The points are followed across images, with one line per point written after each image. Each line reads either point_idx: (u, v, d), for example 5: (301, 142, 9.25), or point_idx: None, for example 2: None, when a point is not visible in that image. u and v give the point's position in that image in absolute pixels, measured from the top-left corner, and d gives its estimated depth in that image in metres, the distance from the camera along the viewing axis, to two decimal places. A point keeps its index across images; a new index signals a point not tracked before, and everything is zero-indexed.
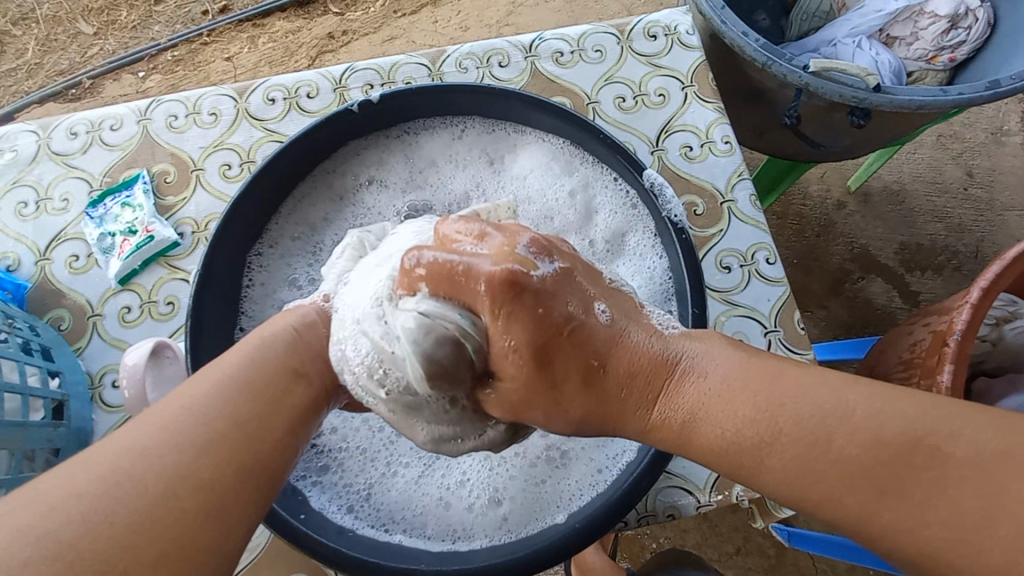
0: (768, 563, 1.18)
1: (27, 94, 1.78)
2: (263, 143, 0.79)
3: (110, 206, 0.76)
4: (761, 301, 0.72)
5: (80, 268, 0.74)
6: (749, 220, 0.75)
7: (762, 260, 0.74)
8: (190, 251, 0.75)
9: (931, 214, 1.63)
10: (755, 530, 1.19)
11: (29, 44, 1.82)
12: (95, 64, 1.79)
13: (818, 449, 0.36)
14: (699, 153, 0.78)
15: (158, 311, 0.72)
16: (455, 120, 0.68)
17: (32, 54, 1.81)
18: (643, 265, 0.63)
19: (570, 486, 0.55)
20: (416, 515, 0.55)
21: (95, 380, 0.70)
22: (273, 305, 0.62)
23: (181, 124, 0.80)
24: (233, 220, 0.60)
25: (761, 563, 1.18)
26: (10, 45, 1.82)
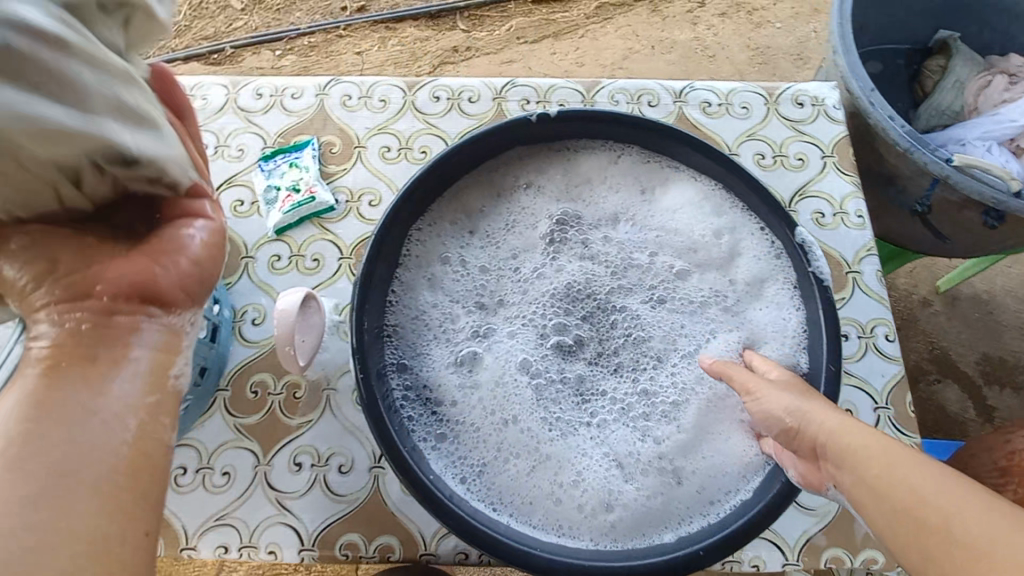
0: None
1: (174, 51, 1.94)
2: (422, 134, 0.86)
3: (279, 163, 0.84)
4: (875, 374, 0.73)
5: (243, 213, 0.82)
6: (874, 295, 0.77)
7: (881, 336, 0.74)
8: (342, 217, 0.81)
9: (1019, 331, 1.58)
10: None
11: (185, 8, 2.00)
12: (239, 35, 1.95)
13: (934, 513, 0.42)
14: (832, 221, 0.80)
15: (304, 265, 0.79)
16: (615, 146, 0.72)
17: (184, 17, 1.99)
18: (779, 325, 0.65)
19: (681, 508, 0.57)
20: (525, 501, 0.57)
21: (238, 314, 0.76)
22: (423, 276, 0.67)
23: (353, 104, 0.88)
24: (413, 196, 0.65)
25: None
26: None
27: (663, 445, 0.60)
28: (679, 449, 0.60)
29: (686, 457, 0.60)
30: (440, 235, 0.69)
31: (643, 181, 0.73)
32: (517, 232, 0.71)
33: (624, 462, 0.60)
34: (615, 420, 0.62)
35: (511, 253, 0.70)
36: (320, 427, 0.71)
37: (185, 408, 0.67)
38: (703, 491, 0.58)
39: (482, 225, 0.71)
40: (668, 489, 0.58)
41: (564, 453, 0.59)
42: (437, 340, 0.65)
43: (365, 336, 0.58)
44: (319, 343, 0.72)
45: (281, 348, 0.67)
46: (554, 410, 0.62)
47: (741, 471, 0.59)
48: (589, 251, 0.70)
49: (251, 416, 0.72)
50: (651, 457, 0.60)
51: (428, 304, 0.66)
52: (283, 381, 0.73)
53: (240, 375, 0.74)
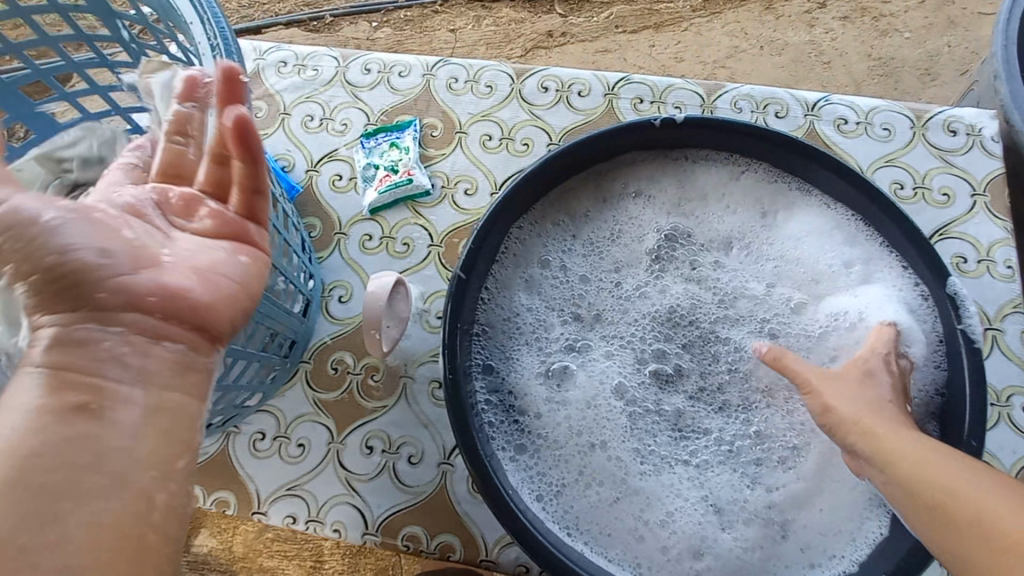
0: None
1: (276, 15, 1.97)
2: (526, 126, 0.83)
3: (381, 141, 0.83)
4: (1007, 450, 0.64)
5: (341, 188, 0.82)
6: (1016, 359, 0.67)
7: (1020, 406, 0.65)
8: (437, 203, 0.80)
9: None
10: None
11: None
12: (340, 4, 1.97)
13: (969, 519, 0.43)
14: (975, 269, 0.71)
15: (394, 248, 0.78)
16: (741, 160, 0.66)
17: None
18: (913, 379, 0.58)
19: (778, 568, 0.53)
20: (606, 532, 0.54)
21: (326, 289, 0.77)
22: (519, 278, 0.64)
23: (459, 87, 0.86)
24: (519, 198, 0.61)
25: None
26: None
27: (774, 496, 0.56)
28: (790, 503, 0.56)
29: (791, 513, 0.55)
30: (541, 237, 0.65)
31: (766, 201, 0.66)
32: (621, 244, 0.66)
33: (723, 508, 0.56)
34: (713, 461, 0.58)
35: (612, 266, 0.66)
36: (393, 414, 0.71)
37: (272, 378, 0.68)
38: (807, 552, 0.53)
39: (585, 231, 0.67)
40: (761, 543, 0.54)
41: (655, 489, 0.56)
42: (526, 347, 0.62)
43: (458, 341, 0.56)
44: (402, 331, 0.71)
45: (367, 331, 0.67)
46: (649, 440, 0.59)
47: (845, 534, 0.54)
48: (697, 274, 0.66)
49: (331, 393, 0.72)
50: (753, 507, 0.56)
51: (521, 309, 0.63)
52: (363, 363, 0.73)
53: (323, 350, 0.74)
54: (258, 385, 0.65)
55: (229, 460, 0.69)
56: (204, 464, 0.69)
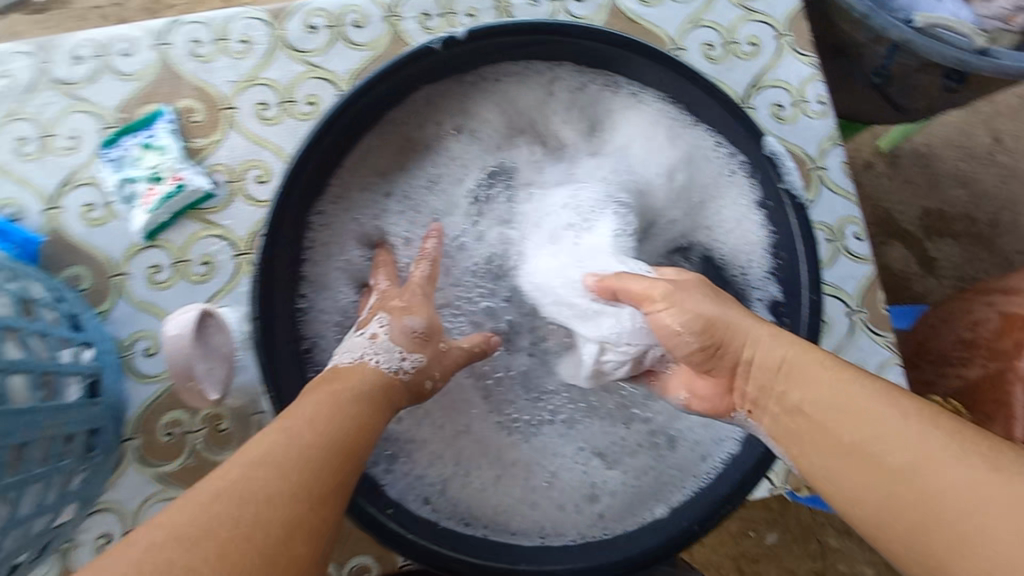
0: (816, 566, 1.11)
1: None
2: (304, 80, 0.69)
3: (129, 147, 0.66)
4: (847, 279, 0.68)
5: (98, 219, 0.66)
6: (840, 192, 0.70)
7: (850, 236, 0.69)
8: (227, 204, 0.66)
9: (956, 180, 1.56)
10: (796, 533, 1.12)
11: None
12: None
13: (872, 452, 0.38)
14: (792, 113, 0.71)
15: (192, 272, 0.66)
16: (544, 65, 0.60)
17: None
18: (744, 246, 0.60)
19: (671, 475, 0.57)
20: (501, 513, 0.55)
21: (124, 347, 0.64)
22: (336, 271, 0.60)
23: (207, 52, 0.69)
24: (301, 183, 0.53)
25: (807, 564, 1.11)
26: None
27: (652, 419, 0.60)
28: (669, 416, 0.59)
29: (659, 435, 0.59)
30: (347, 220, 0.60)
31: (570, 114, 0.64)
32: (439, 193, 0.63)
33: (605, 451, 0.59)
34: (584, 414, 0.60)
35: (426, 238, 0.63)
36: None
37: (83, 480, 0.56)
38: (698, 449, 0.57)
39: (392, 202, 0.62)
40: (646, 466, 0.58)
41: (536, 455, 0.58)
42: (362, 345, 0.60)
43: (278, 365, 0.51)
44: (231, 368, 0.63)
45: (181, 385, 0.59)
46: (516, 407, 0.60)
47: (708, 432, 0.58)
48: (514, 211, 0.64)
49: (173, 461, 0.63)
50: (633, 440, 0.59)
51: (347, 305, 0.60)
52: (202, 415, 0.65)
53: (146, 418, 0.64)
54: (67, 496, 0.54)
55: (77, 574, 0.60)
56: None
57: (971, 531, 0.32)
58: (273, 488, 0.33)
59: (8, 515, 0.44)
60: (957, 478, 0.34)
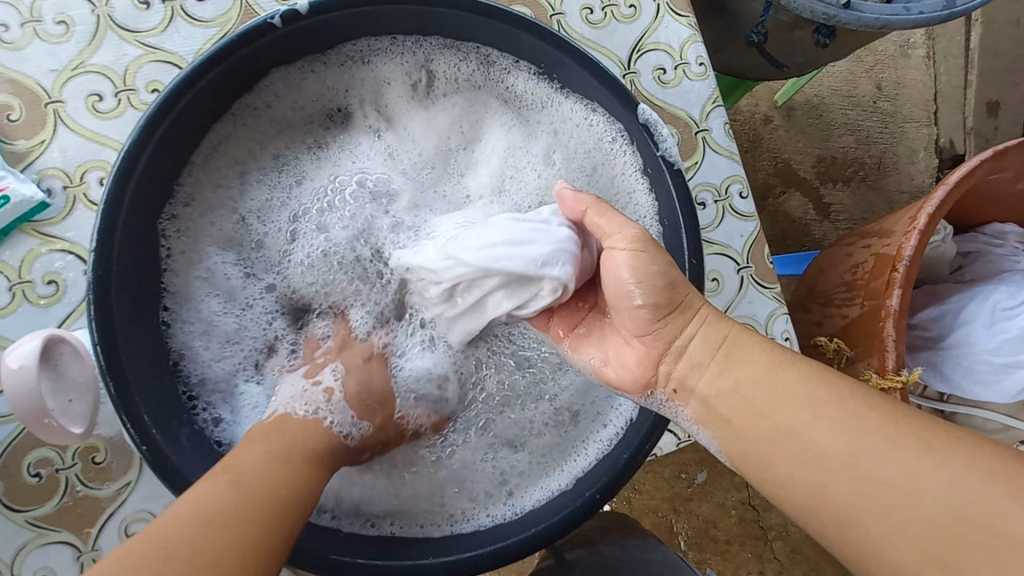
0: (742, 496, 1.19)
1: None
2: (144, 65, 0.61)
3: None
4: (735, 237, 0.71)
5: None
6: (724, 152, 0.71)
7: (736, 194, 0.71)
8: (66, 213, 0.58)
9: (844, 127, 1.66)
10: (722, 473, 1.19)
11: None
12: None
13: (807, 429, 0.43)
14: (673, 77, 0.71)
15: (35, 293, 0.57)
16: (410, 40, 0.58)
17: None
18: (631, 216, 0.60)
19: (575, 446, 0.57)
20: (416, 510, 0.55)
21: None
22: (197, 276, 0.57)
23: (16, 37, 0.59)
24: (143, 178, 0.48)
25: (734, 497, 1.19)
26: None
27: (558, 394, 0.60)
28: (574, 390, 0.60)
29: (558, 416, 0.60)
30: (205, 221, 0.57)
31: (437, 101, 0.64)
32: (296, 191, 0.62)
33: (517, 433, 0.59)
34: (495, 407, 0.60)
35: (280, 248, 0.61)
36: (144, 486, 0.57)
37: None
38: (597, 418, 0.58)
39: (255, 201, 0.61)
40: (554, 443, 0.58)
41: (449, 450, 0.59)
42: (236, 352, 0.58)
43: (130, 390, 0.45)
44: (96, 400, 0.54)
45: (35, 425, 0.50)
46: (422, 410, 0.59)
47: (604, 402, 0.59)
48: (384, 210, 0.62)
49: (47, 503, 0.56)
50: (541, 421, 0.59)
51: (214, 311, 0.57)
52: (73, 451, 0.56)
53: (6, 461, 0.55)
54: None
55: None
56: None
57: (863, 468, 0.41)
58: (245, 513, 0.40)
59: None
60: (829, 432, 0.42)
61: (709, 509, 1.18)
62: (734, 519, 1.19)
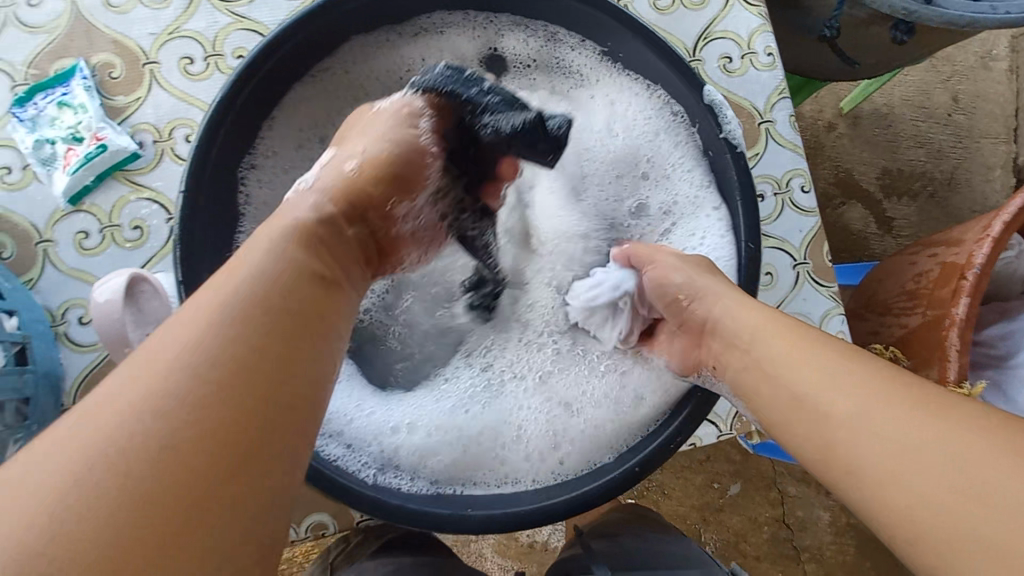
0: (777, 512, 1.15)
1: None
2: (231, 32, 0.65)
3: (43, 105, 0.62)
4: (793, 232, 0.69)
5: (15, 184, 0.62)
6: (787, 145, 0.70)
7: (797, 187, 0.69)
8: (154, 165, 0.63)
9: (914, 139, 1.58)
10: (756, 487, 1.16)
11: None
12: None
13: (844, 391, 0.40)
14: (740, 66, 0.70)
15: (122, 236, 0.62)
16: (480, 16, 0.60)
17: None
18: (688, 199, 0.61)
19: (628, 419, 0.57)
20: (467, 472, 0.55)
21: (57, 317, 0.61)
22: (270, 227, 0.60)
23: (123, 2, 0.64)
24: (228, 125, 0.51)
25: (768, 513, 1.15)
26: None
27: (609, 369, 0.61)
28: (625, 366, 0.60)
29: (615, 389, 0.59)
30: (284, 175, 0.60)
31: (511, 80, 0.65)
32: None
33: (570, 404, 0.59)
34: (545, 376, 0.61)
35: None
36: None
37: None
38: (651, 393, 0.58)
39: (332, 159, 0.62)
40: (604, 418, 0.58)
41: (500, 414, 0.59)
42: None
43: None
44: None
45: (117, 353, 0.54)
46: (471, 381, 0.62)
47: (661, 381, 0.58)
48: None
49: None
50: (592, 395, 0.59)
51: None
52: None
53: (87, 387, 0.61)
54: None
55: None
56: None
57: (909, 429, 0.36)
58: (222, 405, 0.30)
59: None
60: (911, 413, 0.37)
61: (740, 522, 1.14)
62: (766, 535, 1.15)
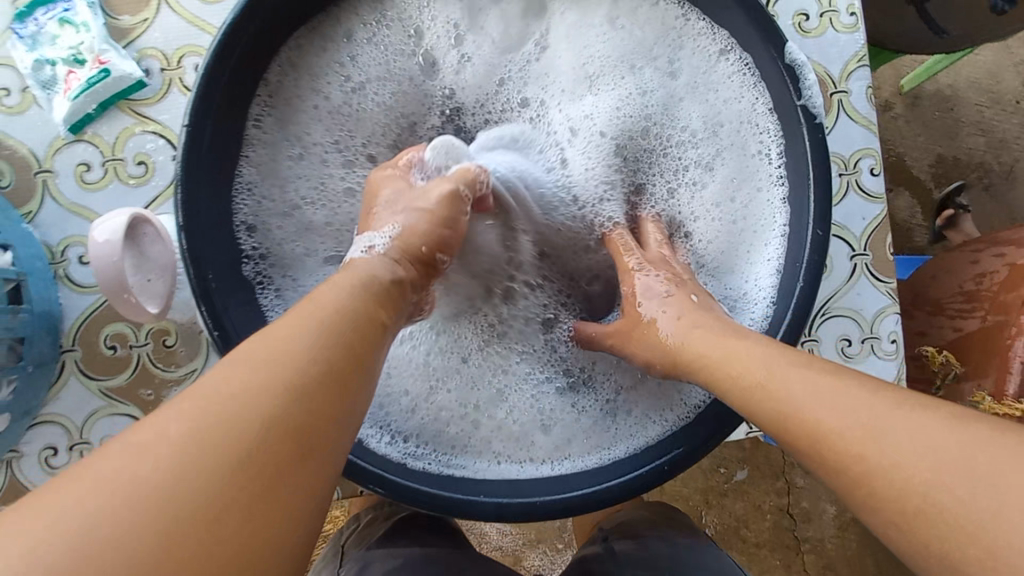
0: (784, 501, 1.08)
1: None
2: None
3: (43, 22, 0.57)
4: (854, 218, 0.62)
5: (14, 107, 0.57)
6: (861, 120, 0.62)
7: (866, 169, 0.62)
8: (162, 95, 0.58)
9: (976, 126, 1.46)
10: (767, 471, 1.08)
11: None
12: None
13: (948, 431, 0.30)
14: (817, 25, 0.61)
15: (126, 173, 0.57)
16: None
17: None
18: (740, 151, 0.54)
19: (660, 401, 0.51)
20: (479, 443, 0.51)
21: (55, 254, 0.57)
22: (285, 161, 0.54)
23: None
24: (248, 46, 0.46)
25: (776, 503, 1.08)
26: None
27: None
28: None
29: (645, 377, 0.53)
30: (308, 108, 0.54)
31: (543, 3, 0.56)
32: (395, 98, 0.57)
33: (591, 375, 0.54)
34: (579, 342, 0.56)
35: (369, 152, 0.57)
36: (207, 374, 0.58)
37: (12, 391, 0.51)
38: None
39: (358, 84, 0.56)
40: (625, 406, 0.52)
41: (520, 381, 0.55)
42: (305, 250, 0.54)
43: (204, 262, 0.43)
44: (174, 282, 0.54)
45: (115, 300, 0.51)
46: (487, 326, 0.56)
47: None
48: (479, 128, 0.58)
49: (118, 376, 0.58)
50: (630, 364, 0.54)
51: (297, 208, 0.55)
52: (146, 330, 0.58)
53: (86, 330, 0.58)
54: None
55: (23, 490, 0.57)
56: None
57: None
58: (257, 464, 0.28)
59: None
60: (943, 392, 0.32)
61: (744, 509, 1.07)
62: (768, 523, 1.08)
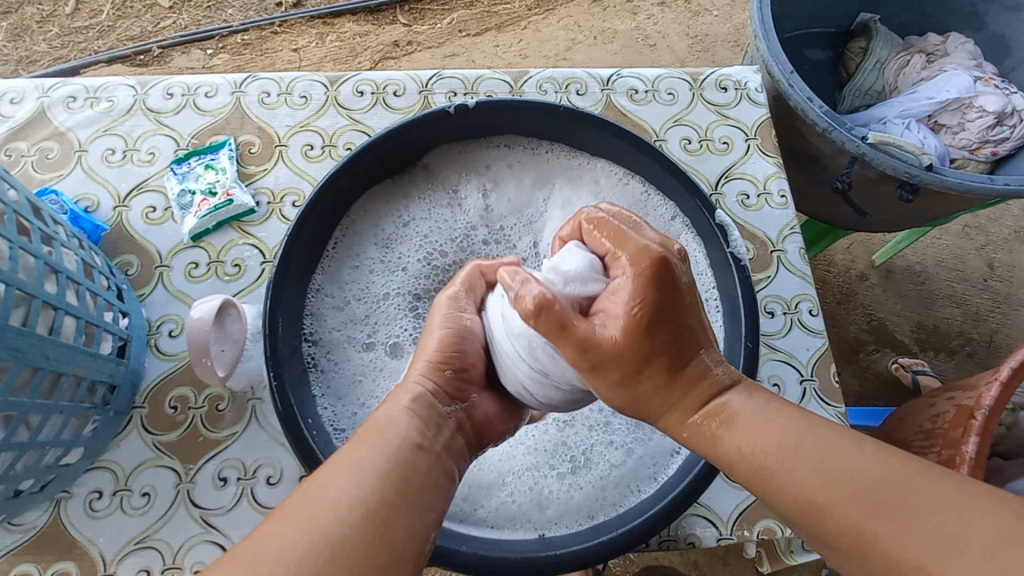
0: None
1: (78, 59, 1.68)
2: (346, 130, 0.84)
3: (194, 166, 0.80)
4: (801, 349, 0.75)
5: (156, 219, 0.78)
6: (797, 271, 0.78)
7: (805, 310, 0.76)
8: (264, 219, 0.78)
9: (950, 300, 1.60)
10: None
11: (72, 7, 1.74)
12: (123, 46, 1.69)
13: (817, 478, 0.42)
14: (756, 202, 0.81)
15: (224, 271, 0.75)
16: (506, 137, 0.75)
17: (70, 12, 1.73)
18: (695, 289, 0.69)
19: (633, 482, 0.60)
20: (477, 511, 0.59)
21: (153, 327, 0.73)
22: (347, 271, 0.70)
23: (272, 101, 0.85)
24: (336, 191, 0.66)
25: None
26: (58, 17, 1.73)
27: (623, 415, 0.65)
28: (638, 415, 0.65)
29: (628, 457, 0.62)
30: (372, 228, 0.72)
31: (548, 167, 0.75)
32: (432, 225, 0.74)
33: (579, 459, 0.62)
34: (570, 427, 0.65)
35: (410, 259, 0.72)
36: (245, 438, 0.69)
37: (93, 429, 0.63)
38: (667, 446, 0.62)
39: (413, 219, 0.73)
40: (610, 480, 0.61)
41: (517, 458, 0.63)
42: (348, 339, 0.68)
43: (278, 325, 0.59)
44: (240, 353, 0.69)
45: (195, 361, 0.64)
46: None
47: (668, 453, 0.62)
48: (490, 242, 0.74)
49: (171, 433, 0.69)
50: (612, 450, 0.63)
51: (350, 299, 0.69)
52: (205, 395, 0.70)
53: (157, 391, 0.70)
54: (74, 437, 0.60)
55: (62, 528, 0.64)
56: (35, 540, 0.64)
57: None
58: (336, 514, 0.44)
59: (30, 435, 0.51)
60: None
61: None
62: None
